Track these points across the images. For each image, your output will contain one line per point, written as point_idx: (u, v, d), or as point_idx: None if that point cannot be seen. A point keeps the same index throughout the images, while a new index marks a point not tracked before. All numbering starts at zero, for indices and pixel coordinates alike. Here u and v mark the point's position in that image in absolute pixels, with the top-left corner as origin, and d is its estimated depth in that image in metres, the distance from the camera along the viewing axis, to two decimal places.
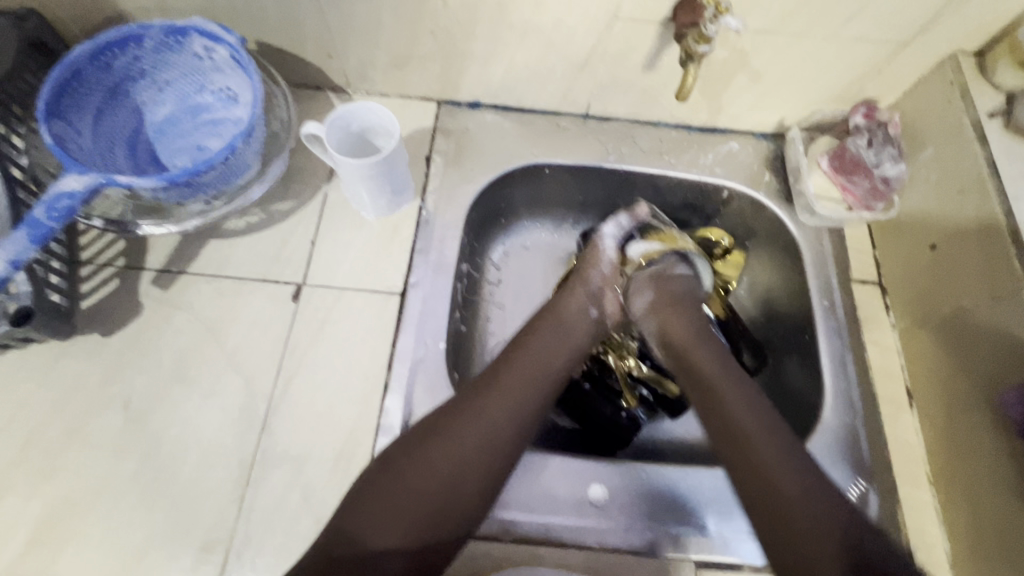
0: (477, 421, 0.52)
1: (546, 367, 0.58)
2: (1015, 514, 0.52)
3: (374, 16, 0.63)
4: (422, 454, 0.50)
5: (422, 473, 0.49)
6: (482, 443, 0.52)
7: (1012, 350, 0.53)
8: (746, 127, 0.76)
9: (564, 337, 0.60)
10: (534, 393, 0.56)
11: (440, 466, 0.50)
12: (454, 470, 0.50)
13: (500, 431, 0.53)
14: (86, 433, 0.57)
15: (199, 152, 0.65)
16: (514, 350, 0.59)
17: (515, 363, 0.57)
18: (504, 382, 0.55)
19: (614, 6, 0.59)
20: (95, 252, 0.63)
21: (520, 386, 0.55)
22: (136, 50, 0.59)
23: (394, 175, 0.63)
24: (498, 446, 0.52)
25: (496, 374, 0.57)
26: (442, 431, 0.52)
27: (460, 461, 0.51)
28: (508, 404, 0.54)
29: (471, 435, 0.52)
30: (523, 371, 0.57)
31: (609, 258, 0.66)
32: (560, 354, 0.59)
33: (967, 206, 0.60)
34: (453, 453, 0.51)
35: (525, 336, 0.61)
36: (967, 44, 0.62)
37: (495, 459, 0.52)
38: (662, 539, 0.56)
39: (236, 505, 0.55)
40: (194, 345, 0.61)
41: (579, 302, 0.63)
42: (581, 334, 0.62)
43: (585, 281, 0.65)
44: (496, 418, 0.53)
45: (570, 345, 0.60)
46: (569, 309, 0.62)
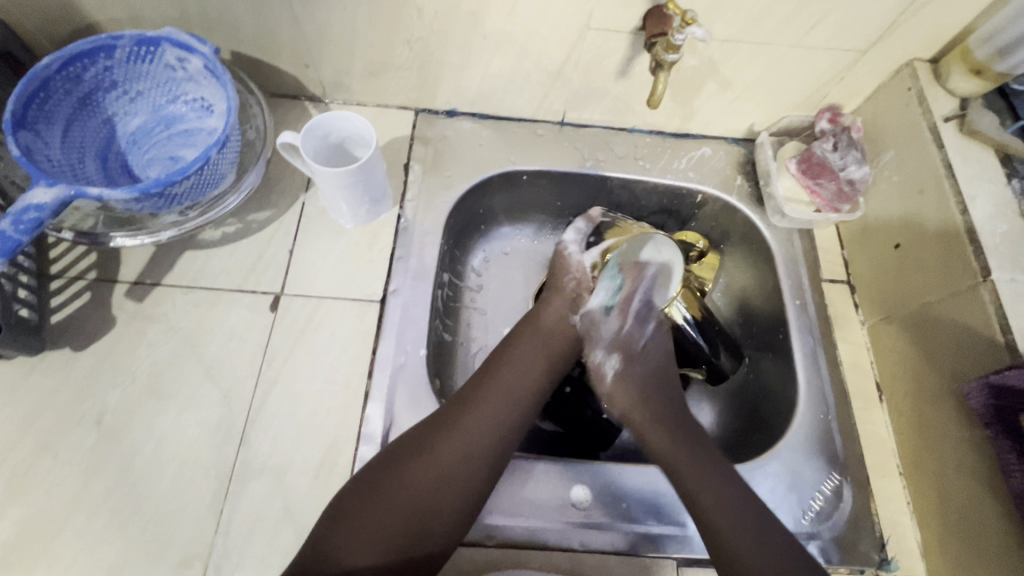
0: (456, 439, 0.54)
1: (524, 383, 0.59)
2: (978, 501, 0.54)
3: (349, 26, 0.63)
4: (399, 475, 0.51)
5: (400, 493, 0.51)
6: (460, 460, 0.53)
7: (972, 344, 0.55)
8: (717, 133, 0.78)
9: (543, 354, 0.61)
10: (514, 410, 0.57)
11: (418, 487, 0.51)
12: (433, 490, 0.51)
13: (478, 448, 0.54)
14: (57, 450, 0.55)
15: (174, 163, 0.64)
16: (493, 366, 0.60)
17: (494, 379, 0.58)
18: (482, 400, 0.57)
19: (586, 16, 0.60)
20: (66, 265, 0.62)
21: (498, 403, 0.56)
22: (106, 61, 0.59)
23: (371, 183, 0.64)
24: (477, 464, 0.53)
25: (473, 390, 0.57)
26: (419, 452, 0.53)
27: (438, 481, 0.52)
28: (486, 422, 0.55)
29: (449, 456, 0.53)
30: (503, 388, 0.58)
31: (578, 263, 0.64)
32: (539, 369, 0.60)
33: (928, 205, 0.62)
34: (431, 473, 0.52)
35: (505, 348, 0.62)
36: (923, 51, 0.65)
37: (475, 474, 0.53)
38: (644, 538, 0.57)
39: (215, 519, 0.54)
40: (170, 357, 0.60)
41: (555, 315, 0.63)
42: (558, 347, 0.62)
43: (561, 289, 0.64)
44: (474, 435, 0.54)
45: (548, 358, 0.61)
46: (545, 322, 0.63)
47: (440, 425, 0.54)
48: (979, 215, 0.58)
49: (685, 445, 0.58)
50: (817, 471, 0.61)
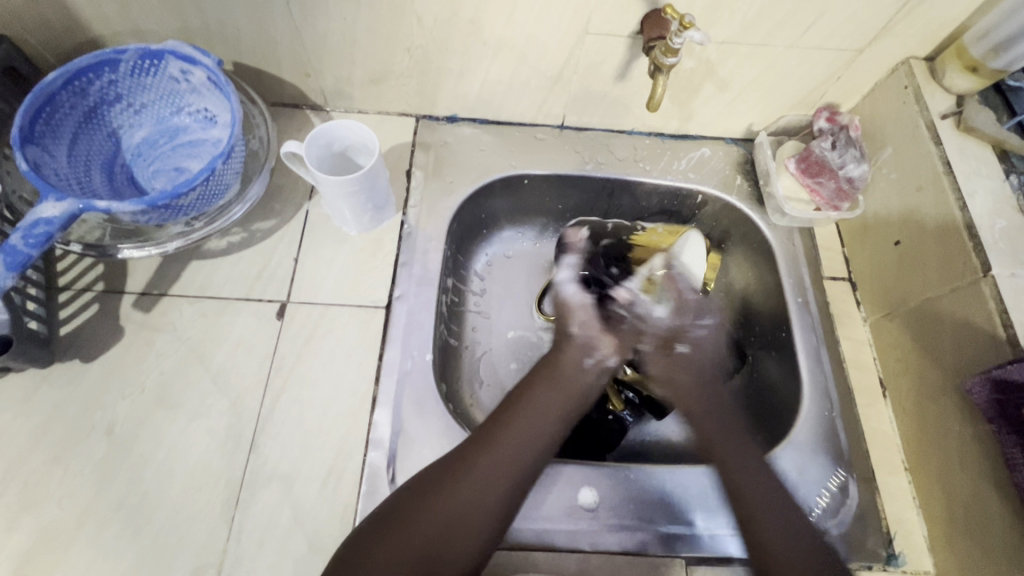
0: (472, 483, 0.51)
1: (546, 418, 0.57)
2: (984, 496, 0.54)
3: (350, 35, 0.64)
4: (413, 519, 0.49)
5: (412, 537, 0.48)
6: (475, 506, 0.50)
7: (974, 338, 0.56)
8: (716, 133, 0.79)
9: (561, 396, 0.58)
10: (532, 454, 0.54)
11: (430, 533, 0.48)
12: (445, 535, 0.49)
13: (495, 493, 0.51)
14: (68, 461, 0.56)
15: (179, 174, 0.65)
16: (510, 406, 0.57)
17: (513, 420, 0.56)
18: (500, 442, 0.54)
19: (584, 21, 0.61)
20: (74, 277, 0.63)
21: (518, 446, 0.54)
22: (111, 75, 0.59)
23: (375, 191, 0.64)
24: (492, 510, 0.51)
25: (491, 431, 0.55)
26: (436, 495, 0.50)
27: (452, 527, 0.49)
28: (504, 465, 0.53)
29: (464, 501, 0.50)
30: (521, 429, 0.55)
31: (579, 301, 0.66)
32: (558, 411, 0.57)
33: (927, 202, 0.63)
34: (445, 519, 0.49)
35: (526, 384, 0.60)
36: (919, 49, 0.65)
37: (490, 525, 0.50)
38: (652, 538, 0.57)
39: (227, 527, 0.54)
40: (178, 367, 0.60)
41: (575, 354, 0.62)
42: (580, 384, 0.60)
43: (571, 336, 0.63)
44: (489, 481, 0.52)
45: (568, 402, 0.59)
46: (566, 359, 0.61)
47: (457, 467, 0.52)
48: (978, 210, 0.58)
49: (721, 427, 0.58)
50: (822, 468, 0.61)
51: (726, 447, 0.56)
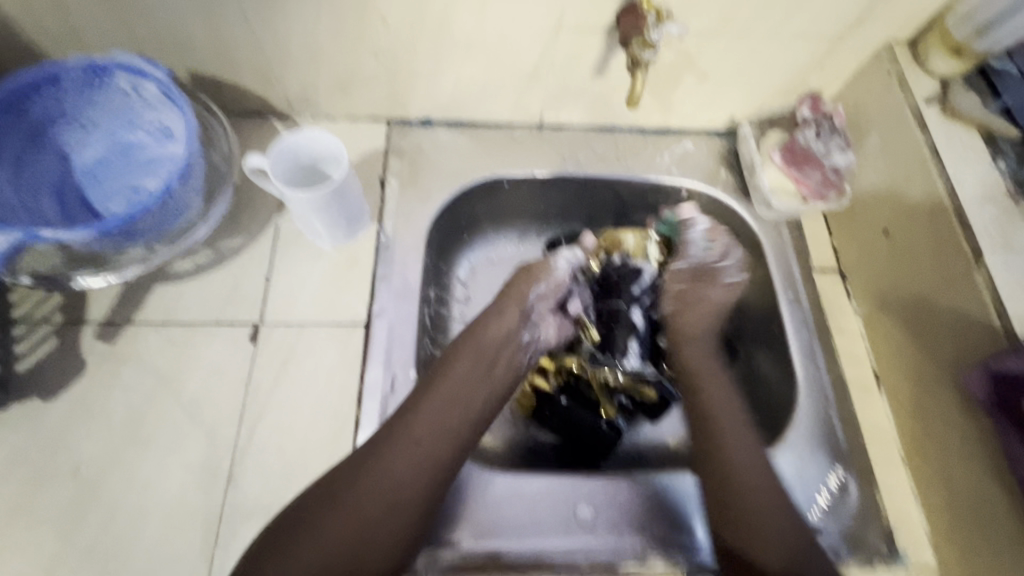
0: (384, 470, 0.51)
1: (466, 403, 0.57)
2: (984, 489, 0.53)
3: (312, 39, 0.60)
4: (333, 511, 0.49)
5: (328, 533, 0.48)
6: (389, 492, 0.50)
7: (969, 329, 0.55)
8: (698, 126, 0.76)
9: (481, 370, 0.59)
10: (449, 429, 0.55)
11: (348, 526, 0.48)
12: (365, 526, 0.49)
13: (411, 474, 0.52)
14: (32, 507, 0.52)
15: (135, 195, 0.61)
16: (426, 387, 0.57)
17: (429, 400, 0.55)
18: (414, 421, 0.54)
19: (557, 16, 0.58)
20: (29, 308, 0.59)
21: (434, 423, 0.54)
22: (55, 92, 0.56)
23: (347, 202, 0.62)
24: (409, 492, 0.51)
25: (406, 414, 0.55)
26: (350, 486, 0.50)
27: (371, 517, 0.49)
28: (417, 445, 0.53)
29: (378, 490, 0.50)
30: (436, 409, 0.55)
31: (560, 278, 0.66)
32: (474, 384, 0.58)
33: (916, 191, 0.61)
34: (359, 510, 0.49)
35: (446, 362, 0.59)
36: (901, 32, 0.64)
37: (407, 508, 0.50)
38: (652, 550, 0.56)
39: (206, 566, 0.51)
40: (147, 399, 0.57)
41: (498, 329, 0.62)
42: (499, 361, 0.61)
43: (513, 303, 0.63)
44: (403, 465, 0.52)
45: (484, 378, 0.59)
46: (487, 334, 0.61)
47: (372, 455, 0.52)
48: (968, 197, 0.57)
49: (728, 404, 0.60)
50: (820, 466, 0.60)
51: (743, 458, 0.56)
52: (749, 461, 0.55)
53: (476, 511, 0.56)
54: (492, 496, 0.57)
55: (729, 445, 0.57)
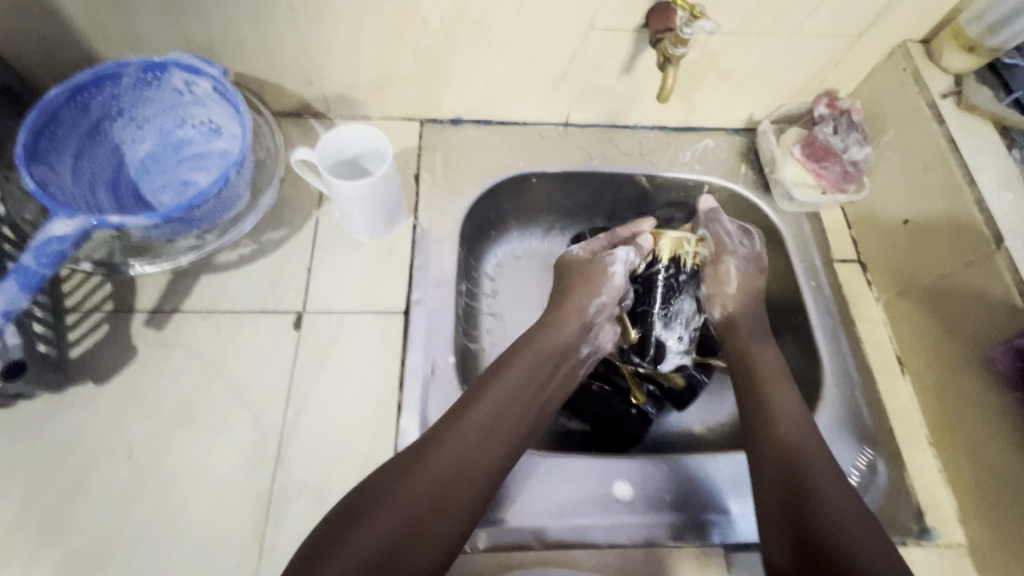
0: (441, 465, 0.51)
1: (525, 407, 0.57)
2: (1013, 465, 0.55)
3: (355, 40, 0.63)
4: (382, 508, 0.48)
5: (375, 531, 0.46)
6: (439, 494, 0.50)
7: (991, 310, 0.57)
8: (718, 124, 0.79)
9: (535, 382, 0.59)
10: (500, 438, 0.54)
11: (392, 526, 0.47)
12: (411, 527, 0.47)
13: (462, 479, 0.51)
14: (87, 488, 0.54)
15: (186, 188, 0.64)
16: (476, 395, 0.56)
17: (481, 406, 0.55)
18: (467, 425, 0.54)
19: (590, 16, 0.61)
20: (81, 297, 0.61)
21: (487, 431, 0.54)
22: (113, 88, 0.58)
23: (388, 195, 0.64)
24: (459, 496, 0.51)
25: (455, 419, 0.54)
26: (398, 484, 0.49)
27: (416, 517, 0.48)
28: (469, 450, 0.52)
29: (425, 490, 0.49)
30: (488, 417, 0.55)
31: (616, 285, 0.63)
32: (527, 395, 0.57)
33: (935, 181, 0.64)
34: (404, 510, 0.48)
35: (506, 361, 0.60)
36: (914, 32, 0.67)
37: (455, 512, 0.50)
38: (689, 528, 0.57)
39: (258, 544, 0.53)
40: (195, 384, 0.59)
41: (562, 334, 0.62)
42: (558, 365, 0.61)
43: (579, 312, 0.62)
44: (454, 468, 0.51)
45: (542, 379, 0.59)
46: (551, 337, 0.61)
47: (421, 455, 0.51)
48: (986, 185, 0.60)
49: (779, 386, 0.58)
50: (850, 448, 0.62)
51: (791, 425, 0.55)
52: (806, 449, 0.53)
53: (517, 490, 0.57)
54: (533, 476, 0.58)
55: (780, 415, 0.56)
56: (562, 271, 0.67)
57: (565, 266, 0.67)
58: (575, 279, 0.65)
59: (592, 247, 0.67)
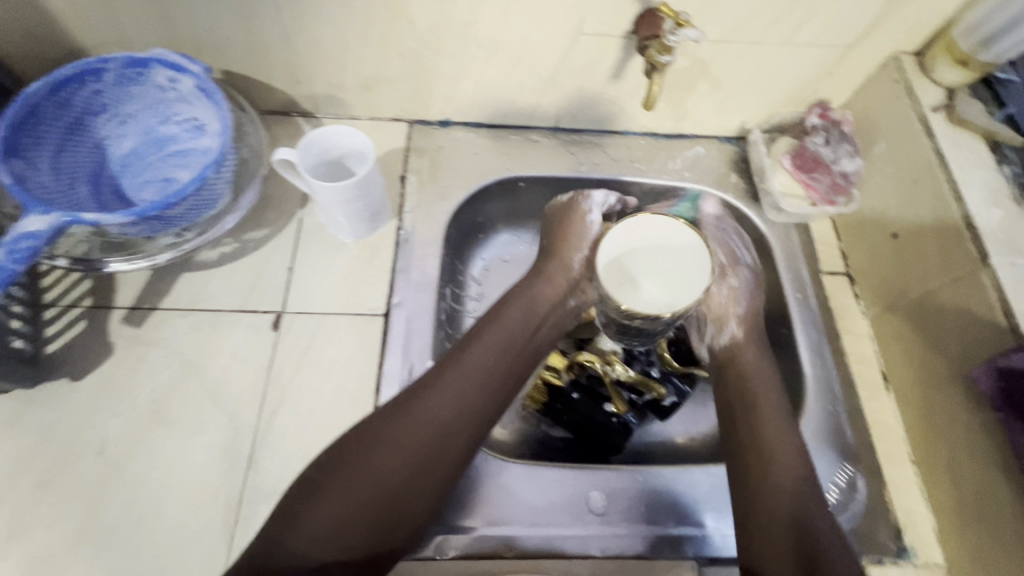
0: (426, 416, 0.52)
1: (511, 357, 0.58)
2: (993, 486, 0.54)
3: (341, 40, 0.63)
4: (376, 453, 0.50)
5: (372, 473, 0.49)
6: (433, 437, 0.51)
7: (976, 327, 0.56)
8: (709, 132, 0.79)
9: (526, 330, 0.60)
10: (492, 382, 0.56)
11: (380, 481, 0.49)
12: (407, 469, 0.50)
13: (456, 422, 0.53)
14: (58, 484, 0.54)
15: (167, 184, 0.64)
16: (468, 342, 0.58)
17: (472, 352, 0.57)
18: (458, 370, 0.55)
19: (578, 22, 0.61)
20: (60, 293, 0.61)
21: (479, 374, 0.55)
22: (95, 84, 0.58)
23: (371, 197, 0.63)
24: (454, 437, 0.52)
25: (446, 366, 0.56)
26: (392, 429, 0.51)
27: (411, 459, 0.50)
28: (455, 404, 0.53)
29: (420, 433, 0.51)
30: (480, 362, 0.56)
31: (594, 234, 0.65)
32: (516, 342, 0.59)
33: (923, 196, 0.63)
34: (399, 453, 0.50)
35: (496, 311, 0.61)
36: (908, 44, 0.66)
37: (451, 453, 0.52)
38: (663, 540, 0.57)
39: (227, 544, 0.52)
40: (171, 382, 0.59)
41: (556, 287, 0.63)
42: (550, 315, 0.62)
43: (566, 264, 0.64)
44: (447, 412, 0.53)
45: (528, 332, 0.60)
46: (544, 289, 0.63)
47: (413, 400, 0.53)
48: (974, 202, 0.59)
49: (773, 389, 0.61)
50: (830, 464, 0.61)
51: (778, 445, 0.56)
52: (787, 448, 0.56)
53: (490, 496, 0.57)
54: (506, 484, 0.58)
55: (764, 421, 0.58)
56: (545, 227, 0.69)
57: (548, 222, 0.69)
58: (561, 238, 0.66)
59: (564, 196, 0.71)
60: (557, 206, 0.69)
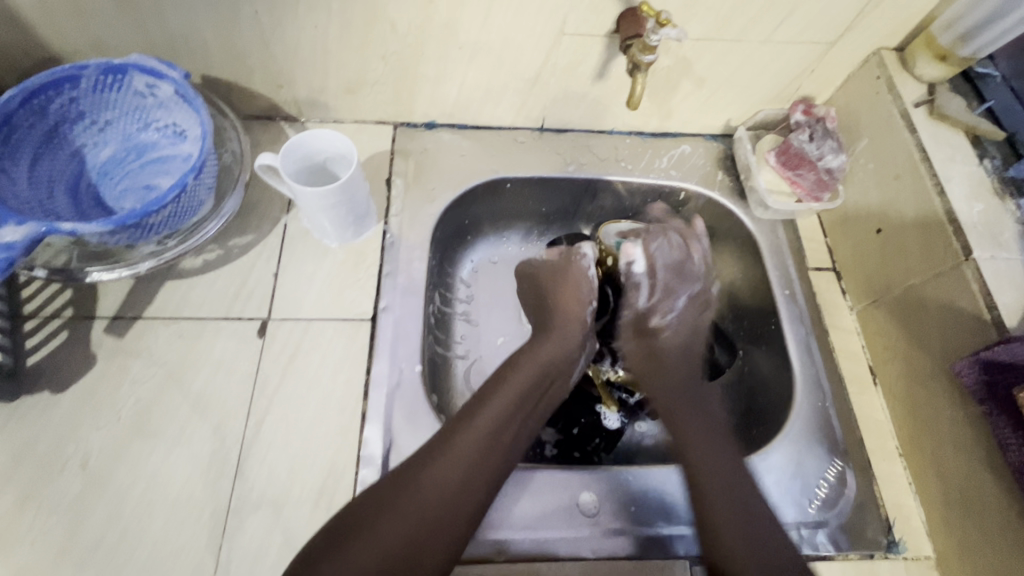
0: (440, 477, 0.52)
1: (524, 415, 0.59)
2: (979, 478, 0.54)
3: (322, 44, 0.62)
4: (384, 520, 0.49)
5: (381, 540, 0.48)
6: (444, 503, 0.51)
7: (959, 321, 0.56)
8: (695, 130, 0.79)
9: (541, 382, 0.61)
10: (504, 443, 0.56)
11: (394, 542, 0.48)
12: (416, 537, 0.49)
13: (468, 486, 0.52)
14: (40, 500, 0.53)
15: (148, 192, 0.63)
16: (480, 401, 0.58)
17: (485, 412, 0.57)
18: (470, 433, 0.55)
19: (560, 22, 0.61)
20: (40, 304, 0.60)
21: (496, 432, 0.56)
22: (71, 92, 0.57)
23: (355, 201, 0.62)
24: (462, 505, 0.52)
25: (457, 428, 0.55)
26: (402, 494, 0.51)
27: (423, 528, 0.50)
28: (472, 466, 0.53)
29: (430, 498, 0.51)
30: (492, 422, 0.56)
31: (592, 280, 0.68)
32: (528, 400, 0.59)
33: (906, 191, 0.64)
34: (409, 519, 0.50)
35: (510, 367, 0.62)
36: (889, 40, 0.66)
37: (466, 513, 0.52)
38: (654, 539, 0.57)
39: (214, 557, 0.52)
40: (155, 393, 0.58)
41: (570, 341, 0.64)
42: (560, 371, 0.63)
43: (577, 318, 0.66)
44: (464, 471, 0.53)
45: (541, 389, 0.61)
46: (557, 343, 0.64)
47: (424, 465, 0.52)
48: (957, 196, 0.59)
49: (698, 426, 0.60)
50: (820, 459, 0.61)
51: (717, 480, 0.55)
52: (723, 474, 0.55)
53: None
54: (501, 487, 0.58)
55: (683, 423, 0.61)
56: (536, 281, 0.70)
57: (540, 281, 0.69)
58: (562, 297, 0.67)
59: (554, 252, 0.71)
60: (540, 262, 0.71)
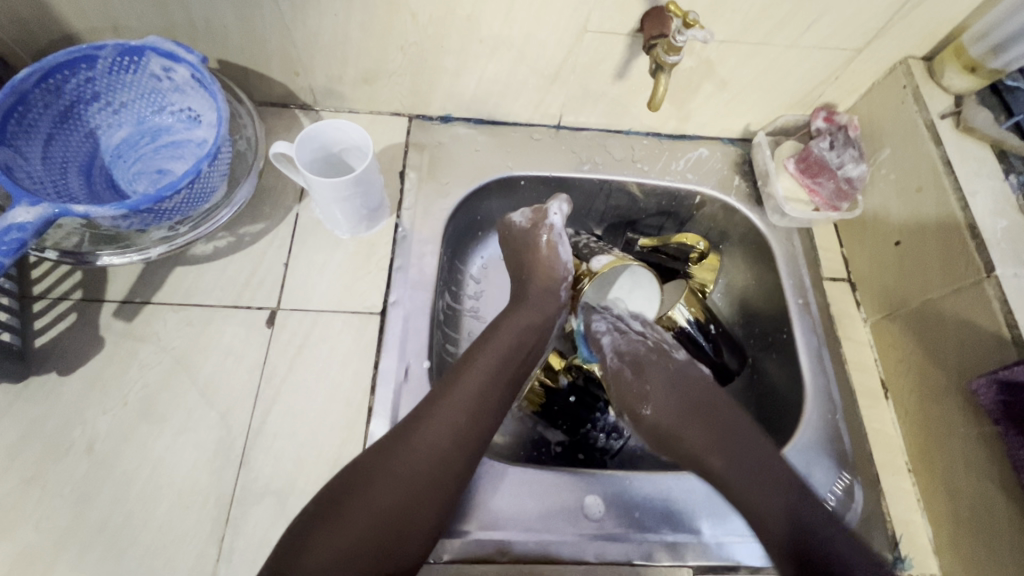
0: (429, 437, 0.52)
1: (507, 378, 0.58)
2: (990, 497, 0.54)
3: (341, 32, 0.61)
4: (377, 483, 0.49)
5: (373, 505, 0.48)
6: (431, 465, 0.51)
7: (978, 339, 0.55)
8: (714, 134, 0.78)
9: (521, 347, 0.60)
10: (488, 408, 0.55)
11: (384, 505, 0.48)
12: (406, 501, 0.49)
13: (454, 450, 0.52)
14: (45, 480, 0.53)
15: (161, 176, 0.63)
16: (462, 367, 0.57)
17: (468, 376, 0.56)
18: (456, 398, 0.54)
19: (584, 18, 0.59)
20: (49, 285, 0.60)
21: (480, 394, 0.55)
22: (87, 72, 0.56)
23: (369, 193, 0.62)
24: (451, 464, 0.52)
25: (442, 393, 0.55)
26: (390, 459, 0.50)
27: (411, 487, 0.50)
28: (456, 425, 0.53)
29: (418, 462, 0.51)
30: (476, 388, 0.56)
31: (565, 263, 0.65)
32: (510, 367, 0.58)
33: (927, 203, 0.63)
34: (398, 485, 0.50)
35: (492, 330, 0.61)
36: (917, 48, 0.65)
37: (451, 472, 0.52)
38: (658, 546, 0.57)
39: (217, 545, 0.52)
40: (163, 378, 0.58)
41: (549, 309, 0.64)
42: (538, 336, 0.62)
43: (553, 293, 0.65)
44: (449, 430, 0.53)
45: (524, 352, 0.60)
46: (538, 312, 0.63)
47: (411, 430, 0.52)
48: (981, 211, 0.58)
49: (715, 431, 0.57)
50: (829, 472, 0.60)
51: (753, 491, 0.53)
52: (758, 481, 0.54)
53: (485, 500, 0.56)
54: (502, 486, 0.57)
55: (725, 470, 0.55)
56: (512, 249, 0.68)
57: (515, 249, 0.68)
58: (537, 271, 0.65)
59: (537, 215, 0.67)
60: (514, 227, 0.68)
